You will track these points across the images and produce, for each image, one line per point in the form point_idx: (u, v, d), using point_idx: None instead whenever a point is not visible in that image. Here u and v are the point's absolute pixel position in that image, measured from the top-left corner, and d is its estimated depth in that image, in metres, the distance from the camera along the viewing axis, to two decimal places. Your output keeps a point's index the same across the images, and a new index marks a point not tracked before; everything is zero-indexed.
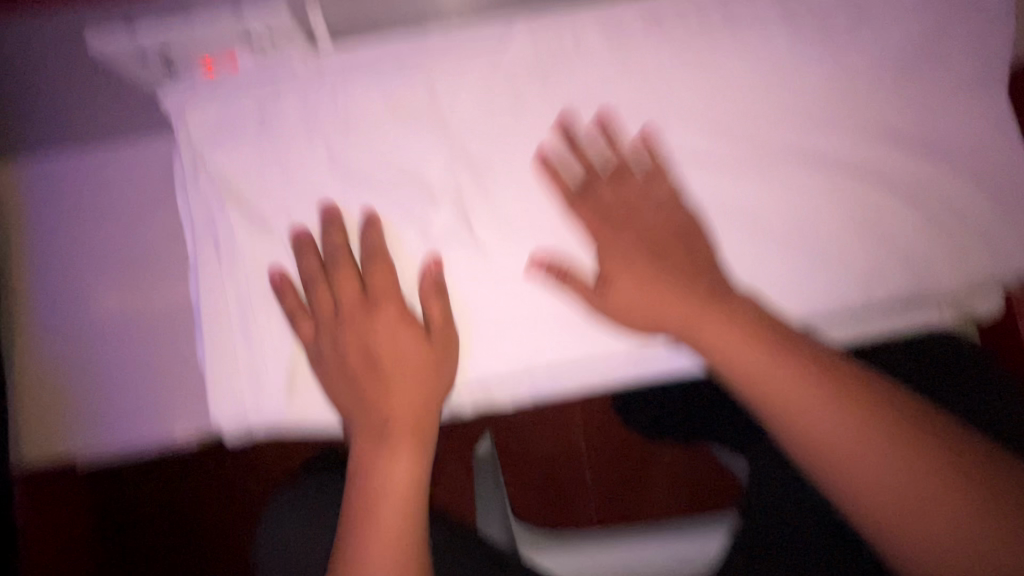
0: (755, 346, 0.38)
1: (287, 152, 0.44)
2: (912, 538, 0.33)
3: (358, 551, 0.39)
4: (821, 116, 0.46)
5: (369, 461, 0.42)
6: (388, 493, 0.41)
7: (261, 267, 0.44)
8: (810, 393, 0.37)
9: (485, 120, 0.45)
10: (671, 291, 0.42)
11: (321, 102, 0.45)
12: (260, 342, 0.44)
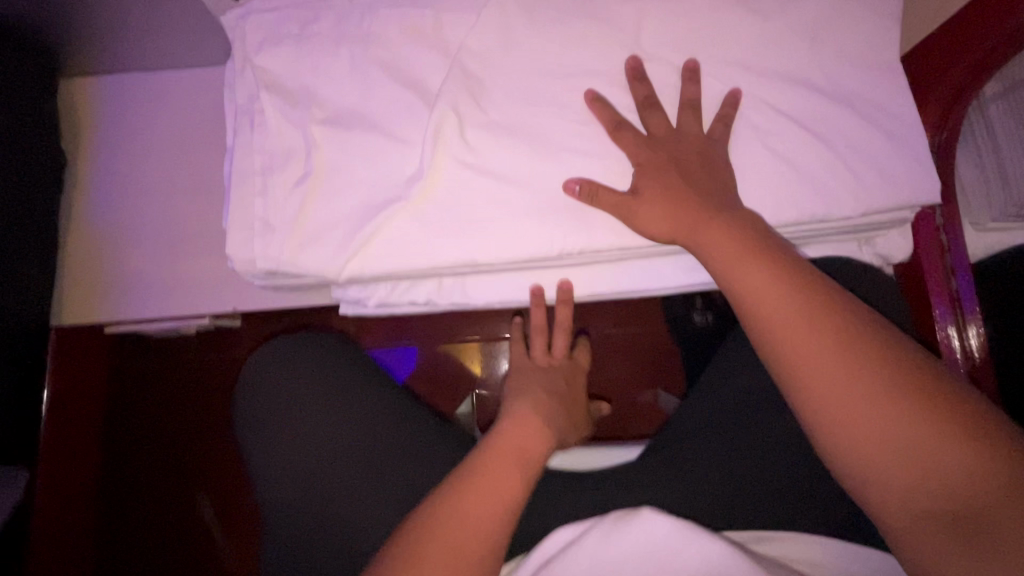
0: (756, 264, 0.50)
1: (319, 54, 0.55)
2: (878, 472, 0.42)
3: (449, 500, 0.47)
4: (742, 51, 0.56)
5: (503, 444, 0.53)
6: (478, 494, 0.47)
7: (304, 153, 0.54)
8: (827, 342, 0.46)
9: (494, 39, 0.56)
10: (681, 205, 0.54)
11: (351, 18, 0.56)
12: (344, 189, 0.53)
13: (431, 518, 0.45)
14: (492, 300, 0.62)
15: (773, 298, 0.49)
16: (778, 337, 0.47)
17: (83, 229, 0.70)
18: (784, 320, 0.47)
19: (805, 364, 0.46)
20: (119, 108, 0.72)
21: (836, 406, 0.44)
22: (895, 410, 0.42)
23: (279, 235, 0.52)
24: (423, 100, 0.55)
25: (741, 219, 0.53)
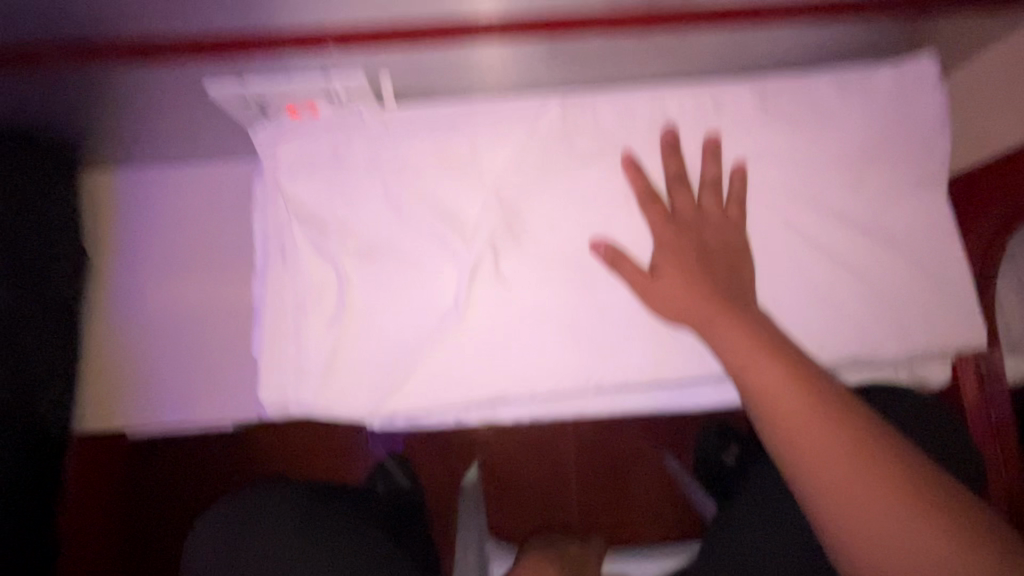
0: (767, 353, 0.45)
1: (349, 183, 0.54)
2: (849, 540, 0.39)
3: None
4: (775, 177, 0.55)
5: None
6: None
7: (335, 284, 0.53)
8: (850, 462, 0.40)
9: (526, 169, 0.55)
10: (698, 278, 0.49)
11: (384, 147, 0.55)
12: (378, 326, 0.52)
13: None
14: (520, 417, 0.61)
15: (797, 413, 0.42)
16: (801, 458, 0.41)
17: (108, 335, 0.69)
18: (808, 436, 0.41)
19: (827, 488, 0.40)
20: (139, 206, 0.70)
21: (862, 535, 0.39)
22: (904, 525, 0.38)
23: (313, 378, 0.52)
24: (456, 234, 0.54)
25: (752, 317, 0.47)
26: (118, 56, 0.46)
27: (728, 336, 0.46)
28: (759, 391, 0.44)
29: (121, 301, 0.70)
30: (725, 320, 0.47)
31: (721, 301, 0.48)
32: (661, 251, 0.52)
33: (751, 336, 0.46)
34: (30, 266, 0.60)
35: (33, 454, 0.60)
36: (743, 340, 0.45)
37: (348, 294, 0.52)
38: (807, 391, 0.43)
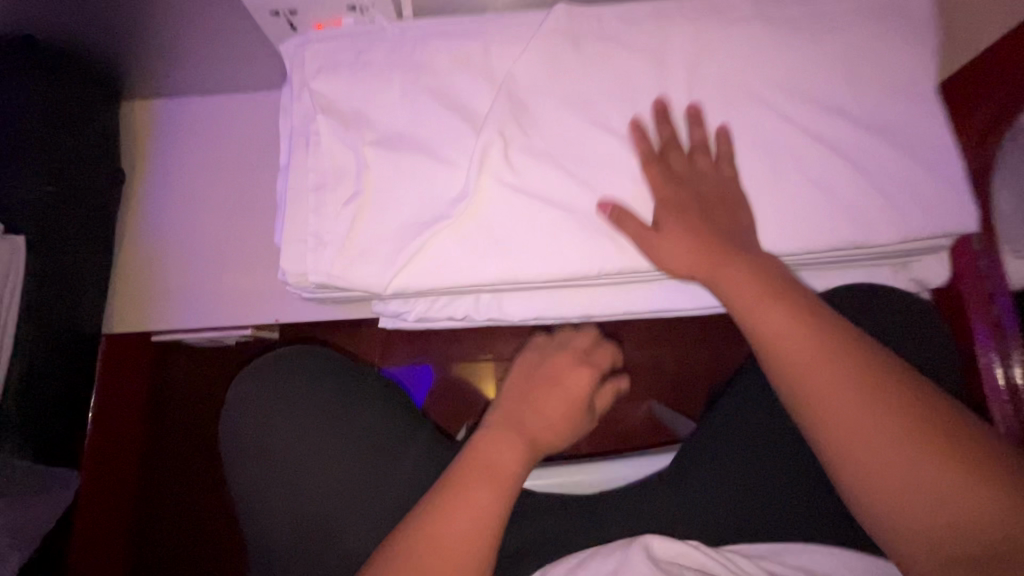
0: (778, 306, 0.51)
1: (370, 80, 0.59)
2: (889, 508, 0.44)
3: (426, 528, 0.47)
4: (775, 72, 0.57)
5: (484, 462, 0.51)
6: (562, 364, 0.59)
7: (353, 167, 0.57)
8: (868, 407, 0.46)
9: (539, 65, 0.58)
10: (705, 240, 0.54)
11: (402, 50, 0.60)
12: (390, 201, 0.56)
13: (427, 531, 0.46)
14: (526, 316, 0.63)
15: (807, 359, 0.48)
16: (825, 418, 0.47)
17: (136, 242, 0.74)
18: (825, 402, 0.47)
19: (844, 442, 0.46)
20: (176, 129, 0.76)
21: (879, 490, 0.45)
22: (934, 474, 0.43)
23: (326, 251, 0.55)
24: (468, 125, 0.58)
25: (758, 260, 0.53)
26: None
27: (737, 288, 0.53)
28: (770, 339, 0.50)
29: (153, 211, 0.75)
30: (739, 267, 0.53)
31: (733, 256, 0.53)
32: (667, 213, 0.56)
33: (765, 288, 0.52)
34: (72, 165, 0.66)
35: (63, 345, 0.64)
36: (767, 299, 0.51)
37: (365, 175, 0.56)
38: (838, 358, 0.47)
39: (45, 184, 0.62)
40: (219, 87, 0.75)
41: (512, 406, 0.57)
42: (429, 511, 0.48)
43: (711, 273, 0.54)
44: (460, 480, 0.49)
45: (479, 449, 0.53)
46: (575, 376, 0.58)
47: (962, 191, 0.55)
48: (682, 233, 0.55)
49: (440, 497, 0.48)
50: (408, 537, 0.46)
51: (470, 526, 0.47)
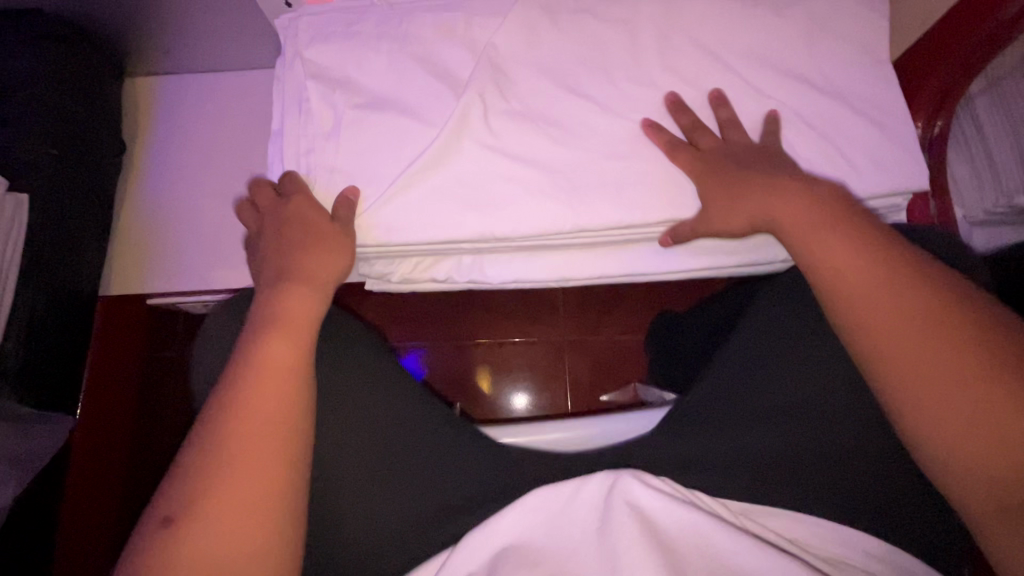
0: (834, 235, 0.50)
1: (361, 49, 0.62)
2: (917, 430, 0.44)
3: (236, 407, 0.45)
4: (736, 47, 0.61)
5: (279, 347, 0.49)
6: (316, 254, 0.55)
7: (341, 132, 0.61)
8: (918, 328, 0.45)
9: (518, 37, 0.62)
10: (741, 193, 0.56)
11: (389, 22, 0.63)
12: (377, 161, 0.60)
13: (224, 425, 0.45)
14: (507, 280, 0.66)
15: (864, 284, 0.47)
16: (879, 335, 0.46)
17: (136, 212, 0.77)
18: (890, 323, 0.46)
19: (892, 345, 0.45)
20: (176, 106, 0.80)
21: (929, 399, 0.43)
22: (980, 386, 0.42)
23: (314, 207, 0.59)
24: (453, 91, 0.61)
25: (818, 196, 0.52)
26: None
27: (794, 218, 0.52)
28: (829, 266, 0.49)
29: (153, 182, 0.78)
30: (801, 208, 0.52)
31: (795, 199, 0.52)
32: (706, 183, 0.57)
33: (826, 217, 0.51)
34: (76, 133, 0.69)
35: (62, 304, 0.67)
36: (812, 219, 0.51)
37: (357, 138, 0.60)
38: (892, 275, 0.47)
39: (51, 149, 0.66)
40: (218, 65, 0.79)
41: (287, 314, 0.51)
42: (241, 391, 0.46)
43: (770, 218, 0.54)
44: (259, 356, 0.48)
45: (256, 349, 0.49)
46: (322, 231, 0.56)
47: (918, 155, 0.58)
48: (725, 206, 0.56)
49: (241, 379, 0.47)
50: (223, 418, 0.45)
51: (276, 397, 0.46)
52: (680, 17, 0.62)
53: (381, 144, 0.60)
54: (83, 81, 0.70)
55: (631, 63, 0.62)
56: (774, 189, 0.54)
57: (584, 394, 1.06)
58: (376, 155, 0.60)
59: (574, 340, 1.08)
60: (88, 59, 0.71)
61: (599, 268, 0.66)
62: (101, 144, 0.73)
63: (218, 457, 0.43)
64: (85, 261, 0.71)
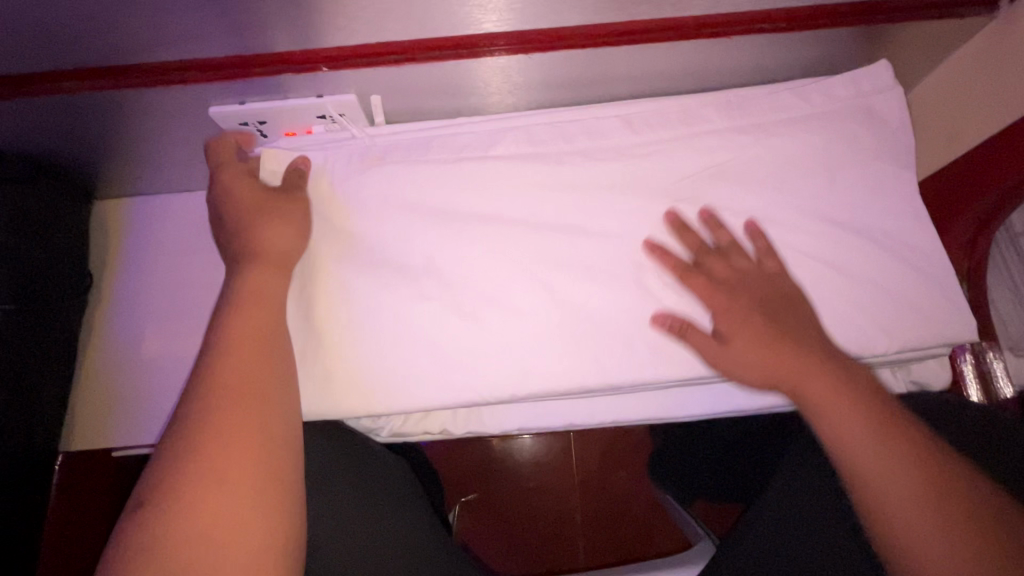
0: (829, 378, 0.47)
1: (335, 183, 0.57)
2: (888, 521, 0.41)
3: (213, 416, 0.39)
4: (746, 176, 0.56)
5: (248, 400, 0.40)
6: (255, 316, 0.45)
7: (317, 281, 0.55)
8: (905, 484, 0.41)
9: (509, 168, 0.57)
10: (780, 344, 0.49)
11: (370, 157, 0.59)
12: (356, 317, 0.55)
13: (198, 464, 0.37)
14: (507, 427, 0.60)
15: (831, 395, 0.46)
16: (869, 488, 0.42)
17: (105, 349, 0.72)
18: (885, 491, 0.42)
19: (885, 500, 0.42)
20: (149, 231, 0.75)
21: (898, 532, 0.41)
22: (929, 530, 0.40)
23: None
24: (436, 230, 0.56)
25: (820, 350, 0.49)
26: (129, 81, 0.52)
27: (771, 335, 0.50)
28: (817, 410, 0.46)
29: (122, 314, 0.73)
30: (811, 367, 0.47)
31: (808, 354, 0.48)
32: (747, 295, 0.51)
33: (832, 380, 0.46)
34: (33, 279, 0.63)
35: (15, 471, 0.61)
36: (819, 381, 0.46)
37: (338, 290, 0.55)
38: (889, 441, 0.43)
39: (0, 301, 0.60)
40: (192, 186, 0.74)
41: (237, 372, 0.42)
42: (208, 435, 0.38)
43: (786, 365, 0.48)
44: (227, 375, 0.41)
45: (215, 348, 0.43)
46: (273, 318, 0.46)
47: (952, 296, 0.53)
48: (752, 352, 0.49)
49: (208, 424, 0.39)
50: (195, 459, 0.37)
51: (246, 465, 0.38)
52: (684, 144, 0.57)
53: (362, 296, 0.55)
54: (43, 218, 0.65)
55: (631, 195, 0.56)
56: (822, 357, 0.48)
57: (593, 496, 0.98)
58: (357, 311, 0.55)
59: (580, 433, 1.00)
60: (53, 195, 0.66)
61: (605, 413, 0.60)
62: (63, 281, 0.68)
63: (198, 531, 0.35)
64: (43, 415, 0.65)
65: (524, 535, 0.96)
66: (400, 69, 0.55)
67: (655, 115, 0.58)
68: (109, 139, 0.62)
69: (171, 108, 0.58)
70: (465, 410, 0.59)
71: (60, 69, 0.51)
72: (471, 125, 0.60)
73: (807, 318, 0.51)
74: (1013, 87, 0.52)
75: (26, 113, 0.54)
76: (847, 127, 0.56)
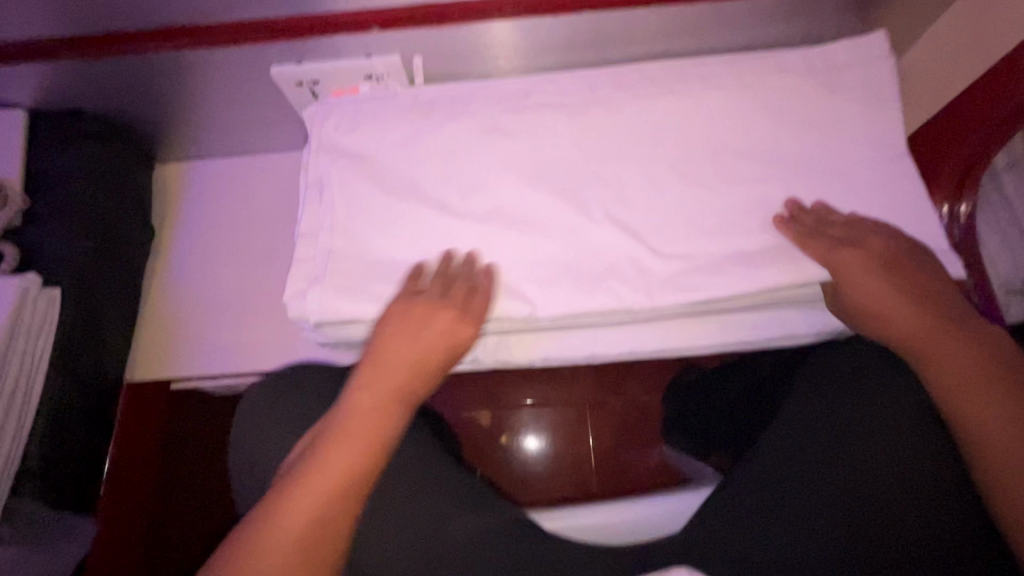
0: (954, 335, 0.51)
1: (380, 130, 0.64)
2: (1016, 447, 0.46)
3: (347, 407, 0.51)
4: (751, 126, 0.62)
5: (384, 372, 0.53)
6: (406, 339, 0.54)
7: (364, 216, 0.61)
8: (983, 384, 0.49)
9: (536, 119, 0.64)
10: (899, 271, 0.54)
11: (409, 109, 0.65)
12: (392, 247, 0.60)
13: (344, 425, 0.49)
14: (532, 359, 0.64)
15: (954, 352, 0.50)
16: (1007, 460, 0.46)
17: (164, 297, 0.80)
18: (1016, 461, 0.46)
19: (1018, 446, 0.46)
20: (203, 192, 0.83)
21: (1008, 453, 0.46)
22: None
23: (320, 286, 0.58)
24: (472, 173, 0.62)
25: (976, 342, 0.51)
26: (204, 39, 0.59)
27: (891, 308, 0.53)
28: (948, 385, 0.50)
29: (179, 266, 0.81)
30: (959, 349, 0.50)
31: (891, 285, 0.53)
32: (883, 293, 0.53)
33: (976, 359, 0.50)
34: (107, 227, 0.70)
35: (86, 399, 0.67)
36: (967, 367, 0.49)
37: (382, 225, 0.61)
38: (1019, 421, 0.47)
39: (86, 241, 0.67)
40: (244, 148, 0.82)
41: (391, 370, 0.53)
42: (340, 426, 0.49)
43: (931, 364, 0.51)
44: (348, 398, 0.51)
45: (366, 372, 0.53)
46: (458, 334, 0.55)
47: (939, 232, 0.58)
48: (859, 271, 0.54)
49: (338, 428, 0.49)
50: (325, 437, 0.49)
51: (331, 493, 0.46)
52: (694, 98, 0.63)
53: (405, 232, 0.61)
54: (113, 173, 0.71)
55: (648, 144, 0.62)
56: (910, 289, 0.53)
57: (607, 459, 1.02)
58: (399, 244, 0.61)
59: (595, 399, 1.05)
60: (125, 153, 0.73)
61: (622, 347, 0.63)
62: (129, 234, 0.74)
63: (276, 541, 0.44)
64: (109, 352, 0.71)
65: (540, 496, 1.00)
66: (443, 30, 0.62)
67: (667, 73, 0.65)
68: (178, 99, 0.69)
69: (237, 69, 0.65)
70: (490, 341, 0.63)
71: (148, 28, 0.58)
72: (503, 83, 0.66)
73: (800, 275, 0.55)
74: (985, 49, 0.59)
75: (114, 71, 0.62)
76: (841, 83, 0.62)
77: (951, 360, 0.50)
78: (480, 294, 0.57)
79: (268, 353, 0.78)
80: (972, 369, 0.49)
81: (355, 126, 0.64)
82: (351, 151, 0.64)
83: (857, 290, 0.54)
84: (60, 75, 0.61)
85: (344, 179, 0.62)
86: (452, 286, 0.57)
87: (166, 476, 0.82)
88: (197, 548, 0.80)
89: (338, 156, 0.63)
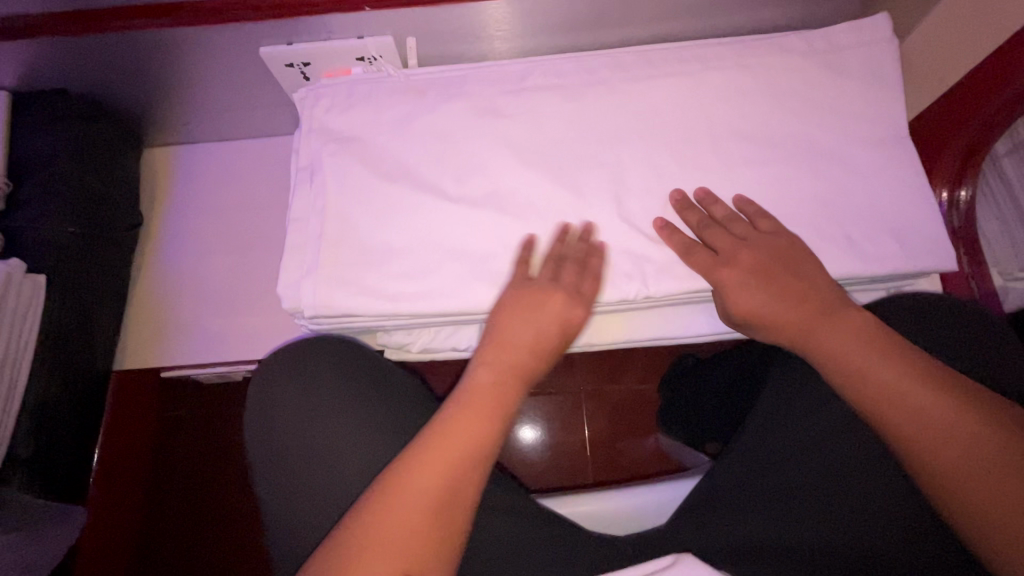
0: (834, 325, 0.50)
1: (373, 112, 0.62)
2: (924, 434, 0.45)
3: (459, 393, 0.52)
4: (751, 111, 0.61)
5: (507, 360, 0.53)
6: (520, 321, 0.54)
7: (356, 201, 0.60)
8: (887, 370, 0.47)
9: (533, 102, 0.62)
10: (756, 262, 0.54)
11: (403, 91, 0.63)
12: (386, 233, 0.59)
13: (458, 411, 0.50)
14: None
15: (850, 344, 0.49)
16: (955, 477, 0.43)
17: (154, 284, 0.79)
18: (925, 447, 0.44)
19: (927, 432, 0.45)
20: (193, 177, 0.81)
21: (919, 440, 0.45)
22: (940, 426, 0.44)
23: (314, 277, 0.58)
24: (467, 157, 0.61)
25: (861, 325, 0.50)
26: (191, 17, 0.57)
27: (775, 312, 0.52)
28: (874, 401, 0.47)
29: (169, 253, 0.80)
30: (884, 362, 0.47)
31: (774, 284, 0.53)
32: (769, 296, 0.53)
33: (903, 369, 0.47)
34: (94, 211, 0.69)
35: (74, 386, 0.66)
36: (896, 382, 0.46)
37: (375, 210, 0.60)
38: (923, 404, 0.45)
39: (70, 225, 0.65)
40: (235, 132, 0.80)
41: (503, 354, 0.54)
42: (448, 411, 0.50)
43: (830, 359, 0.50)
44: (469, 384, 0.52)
45: (481, 358, 0.54)
46: (569, 319, 0.55)
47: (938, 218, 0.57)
48: (737, 273, 0.54)
49: (450, 415, 0.50)
50: (435, 425, 0.49)
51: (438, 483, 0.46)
52: (693, 81, 0.62)
53: (399, 217, 0.60)
54: (99, 156, 0.70)
55: (646, 128, 0.61)
56: (771, 280, 0.53)
57: (603, 447, 1.02)
58: (393, 229, 0.59)
59: (591, 388, 1.04)
60: (112, 136, 0.71)
61: (619, 334, 0.62)
62: (117, 219, 0.73)
63: (375, 530, 0.44)
64: (99, 338, 0.70)
65: (535, 484, 1.00)
66: (438, 10, 0.60)
67: (667, 55, 0.63)
68: (165, 81, 0.67)
69: (226, 49, 0.63)
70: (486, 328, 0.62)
71: (133, 3, 0.56)
72: (499, 65, 0.65)
73: (802, 261, 0.54)
74: (981, 35, 0.57)
75: (98, 50, 0.60)
76: (843, 66, 0.61)
77: (846, 354, 0.49)
78: (589, 276, 0.56)
79: (261, 341, 0.77)
80: (869, 358, 0.48)
81: (348, 109, 0.63)
82: (344, 135, 0.62)
83: (749, 298, 0.53)
84: (43, 53, 0.59)
85: (337, 163, 0.61)
86: (561, 269, 0.56)
87: (159, 463, 0.82)
88: (191, 535, 0.80)
89: (331, 139, 0.62)
